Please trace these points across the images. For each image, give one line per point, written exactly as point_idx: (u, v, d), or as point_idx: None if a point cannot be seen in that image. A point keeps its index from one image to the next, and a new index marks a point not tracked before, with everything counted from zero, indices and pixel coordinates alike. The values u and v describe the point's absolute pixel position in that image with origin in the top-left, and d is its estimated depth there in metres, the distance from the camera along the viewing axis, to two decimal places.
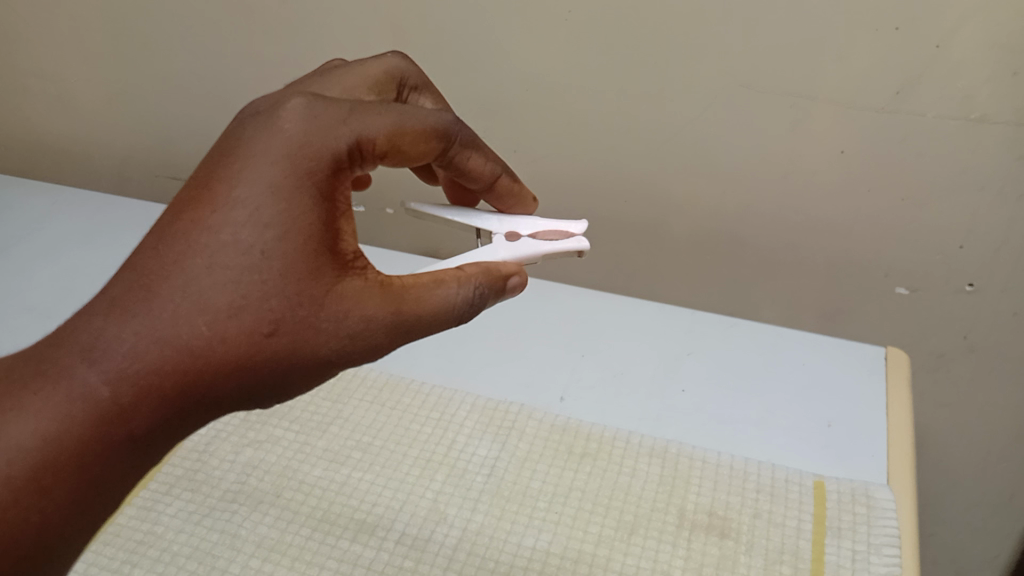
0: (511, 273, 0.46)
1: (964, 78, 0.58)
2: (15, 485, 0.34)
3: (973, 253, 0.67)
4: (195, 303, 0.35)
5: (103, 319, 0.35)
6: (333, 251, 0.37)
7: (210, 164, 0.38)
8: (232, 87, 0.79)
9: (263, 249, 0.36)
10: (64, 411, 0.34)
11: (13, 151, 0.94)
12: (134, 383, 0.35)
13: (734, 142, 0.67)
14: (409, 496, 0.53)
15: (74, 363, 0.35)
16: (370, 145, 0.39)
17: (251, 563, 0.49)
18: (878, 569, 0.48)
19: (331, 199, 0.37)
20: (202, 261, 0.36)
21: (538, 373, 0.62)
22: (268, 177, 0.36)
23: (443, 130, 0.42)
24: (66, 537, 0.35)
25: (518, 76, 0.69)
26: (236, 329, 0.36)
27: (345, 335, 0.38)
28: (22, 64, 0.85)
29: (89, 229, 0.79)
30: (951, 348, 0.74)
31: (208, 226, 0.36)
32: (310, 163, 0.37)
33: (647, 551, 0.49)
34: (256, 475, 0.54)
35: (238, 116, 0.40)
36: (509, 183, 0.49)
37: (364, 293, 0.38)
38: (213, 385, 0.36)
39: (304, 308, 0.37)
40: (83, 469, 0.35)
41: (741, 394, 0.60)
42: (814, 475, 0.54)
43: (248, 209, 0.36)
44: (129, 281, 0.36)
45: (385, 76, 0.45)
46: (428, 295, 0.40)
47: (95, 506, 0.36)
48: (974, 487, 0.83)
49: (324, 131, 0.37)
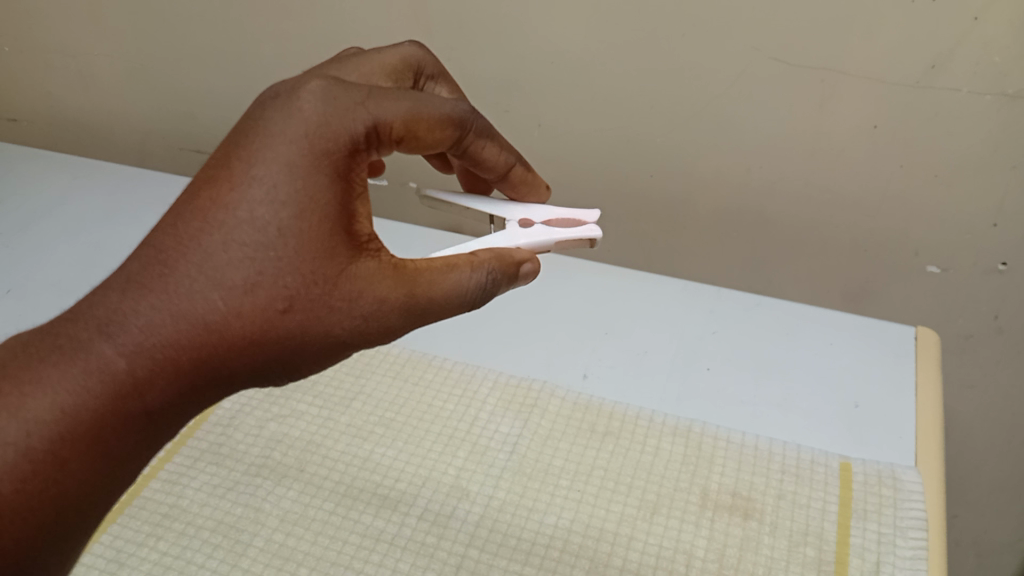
0: (524, 259, 0.45)
1: (1000, 52, 0.56)
2: (34, 456, 0.33)
3: (1004, 233, 0.66)
4: (210, 279, 0.35)
5: (120, 294, 0.35)
6: (348, 232, 0.37)
7: (228, 145, 0.37)
8: (252, 61, 0.79)
9: (278, 226, 0.36)
10: (81, 383, 0.34)
11: (35, 125, 0.94)
12: (150, 357, 0.35)
13: (762, 118, 0.66)
14: (432, 472, 0.53)
15: (93, 337, 0.34)
16: (386, 129, 0.38)
17: (276, 537, 0.49)
18: (903, 552, 0.47)
19: (347, 179, 0.37)
20: (219, 238, 0.36)
21: (557, 352, 0.62)
22: (286, 156, 0.36)
23: (459, 118, 0.42)
24: (84, 510, 0.35)
25: (540, 50, 0.68)
26: (250, 305, 0.35)
27: (357, 314, 0.38)
28: (43, 39, 0.85)
29: (111, 206, 0.80)
30: (979, 329, 0.73)
31: (225, 203, 0.36)
32: (327, 144, 0.37)
33: (668, 531, 0.49)
34: (279, 450, 0.54)
35: (255, 100, 0.39)
36: (523, 172, 0.48)
37: (375, 275, 0.38)
38: (227, 360, 0.36)
39: (317, 287, 0.36)
40: (100, 441, 0.34)
41: (763, 376, 0.60)
42: (839, 456, 0.53)
43: (264, 185, 0.36)
44: (146, 257, 0.36)
45: (402, 64, 0.44)
46: (439, 278, 0.40)
47: (113, 479, 0.35)
48: (999, 469, 0.82)
49: (342, 113, 0.37)
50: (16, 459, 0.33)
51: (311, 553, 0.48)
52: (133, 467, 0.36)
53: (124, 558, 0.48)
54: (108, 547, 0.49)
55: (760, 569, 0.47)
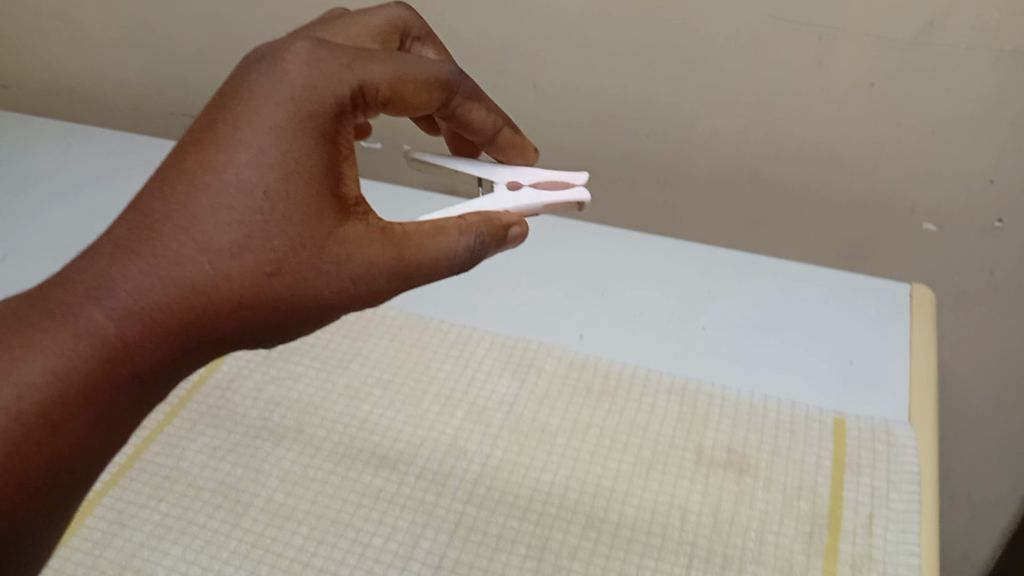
0: (512, 223, 0.46)
1: (999, 5, 0.56)
2: (26, 420, 0.33)
3: (1001, 190, 0.65)
4: (198, 243, 0.35)
5: (109, 259, 0.35)
6: (335, 195, 0.38)
7: (213, 108, 0.37)
8: (242, 22, 0.78)
9: (266, 190, 0.36)
10: (72, 347, 0.34)
11: (24, 88, 0.93)
12: (141, 320, 0.35)
13: (758, 74, 0.65)
14: (430, 432, 0.53)
15: (83, 302, 0.34)
16: (372, 91, 0.39)
17: (276, 497, 0.50)
18: (896, 505, 0.48)
19: (334, 142, 0.38)
20: (206, 201, 0.36)
21: (553, 313, 0.62)
22: (271, 120, 0.36)
23: (445, 81, 0.43)
24: (77, 474, 0.34)
25: (533, 7, 0.67)
26: (239, 269, 0.36)
27: (346, 277, 0.38)
28: (29, 0, 0.83)
29: (103, 170, 0.79)
30: (974, 286, 0.73)
31: (212, 167, 0.36)
32: (314, 107, 0.37)
33: (664, 487, 0.50)
34: (279, 411, 0.55)
35: (240, 62, 0.39)
36: (510, 135, 0.48)
37: (363, 238, 0.39)
38: (217, 323, 0.36)
39: (306, 250, 0.37)
40: (92, 404, 0.34)
41: (758, 333, 0.60)
42: (833, 412, 0.54)
43: (251, 149, 0.36)
44: (133, 222, 0.36)
45: (388, 26, 0.44)
46: (426, 242, 0.41)
47: (107, 441, 0.35)
48: (992, 424, 0.83)
49: (328, 74, 0.37)
50: (7, 423, 0.32)
51: (311, 512, 0.49)
52: (125, 431, 0.36)
53: (127, 519, 0.49)
54: (111, 509, 0.49)
55: (754, 522, 0.48)
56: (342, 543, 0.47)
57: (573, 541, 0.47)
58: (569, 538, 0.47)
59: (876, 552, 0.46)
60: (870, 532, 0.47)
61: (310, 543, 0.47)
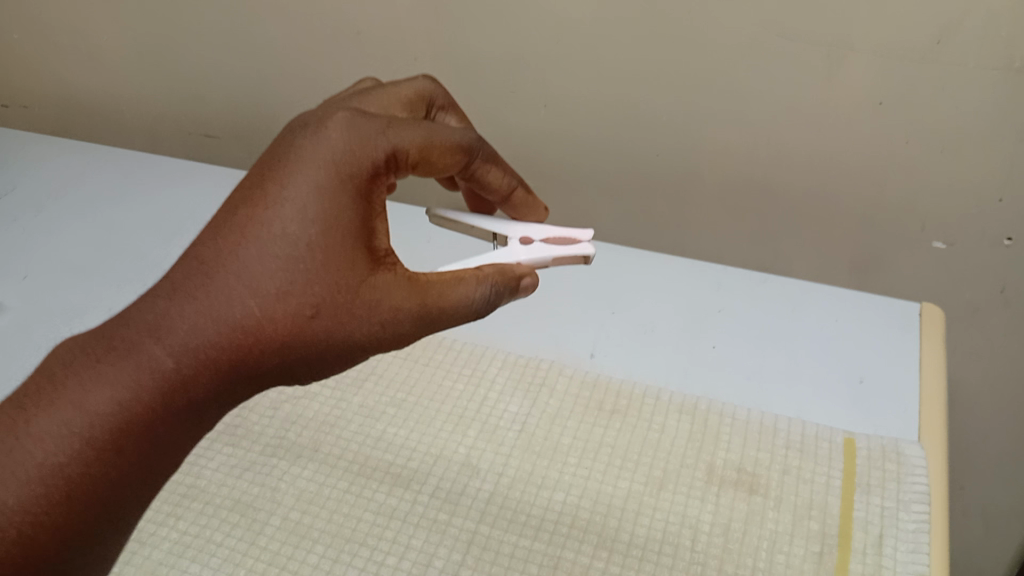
0: (523, 274, 0.47)
1: (1006, 25, 0.56)
2: (91, 444, 0.35)
3: (1010, 207, 0.66)
4: (246, 288, 0.38)
5: (165, 301, 0.37)
6: (369, 247, 0.40)
7: (263, 168, 0.40)
8: (259, 43, 0.79)
9: (307, 243, 0.38)
10: (133, 380, 0.36)
11: (43, 109, 0.95)
12: (193, 357, 0.37)
13: (768, 94, 0.66)
14: (443, 450, 0.54)
15: (143, 339, 0.37)
16: (403, 155, 0.41)
17: (292, 515, 0.50)
18: (906, 525, 0.49)
19: (368, 201, 0.40)
20: (254, 251, 0.38)
21: (564, 331, 0.63)
22: (314, 179, 0.39)
23: (468, 145, 0.44)
24: (131, 494, 0.37)
25: (545, 28, 0.69)
26: (281, 312, 0.38)
27: (376, 321, 0.40)
28: (51, 23, 0.85)
29: (122, 189, 0.80)
30: (985, 302, 0.73)
31: (260, 220, 0.38)
32: (351, 169, 0.39)
33: (675, 506, 0.50)
34: (294, 430, 0.55)
35: (286, 127, 0.42)
36: (524, 194, 0.50)
37: (392, 286, 0.40)
38: (259, 363, 0.38)
39: (341, 296, 0.39)
40: (148, 433, 0.36)
41: (769, 352, 0.60)
42: (843, 431, 0.54)
43: (295, 205, 0.39)
44: (189, 268, 0.38)
45: (417, 96, 0.46)
46: (449, 291, 0.42)
47: (157, 468, 0.37)
48: (1004, 441, 0.83)
49: (365, 141, 0.40)
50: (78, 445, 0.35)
51: (326, 531, 0.49)
52: (174, 456, 0.38)
53: (146, 537, 0.50)
54: None
55: (765, 542, 0.48)
56: (357, 562, 0.48)
57: (586, 559, 0.48)
58: (581, 557, 0.48)
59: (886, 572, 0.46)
60: (880, 552, 0.47)
61: (326, 561, 0.48)
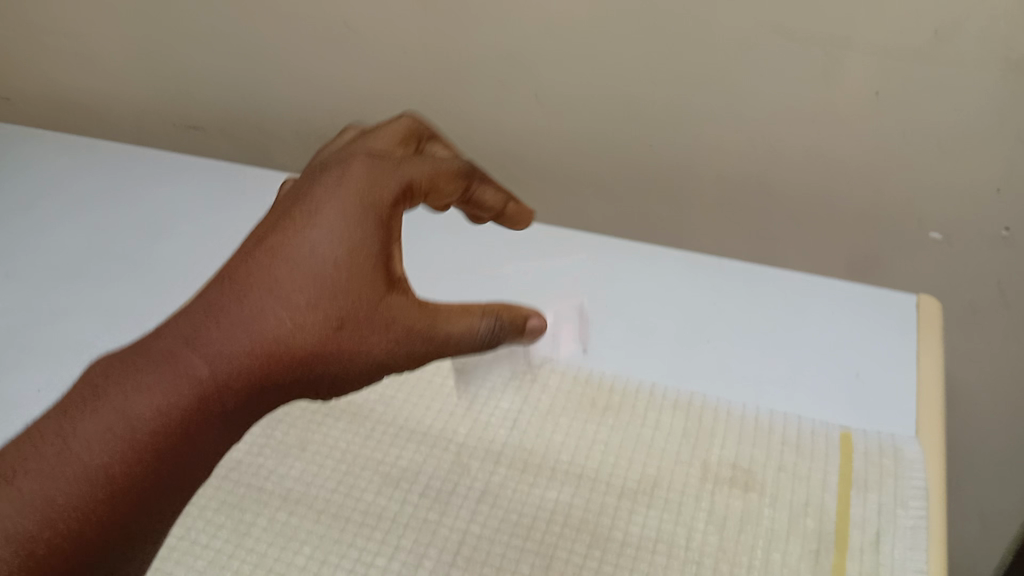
0: (530, 315, 0.49)
1: (1004, 16, 0.56)
2: (133, 446, 0.35)
3: (1007, 199, 0.65)
4: (279, 300, 0.40)
5: (202, 316, 0.39)
6: (387, 270, 0.43)
7: (290, 202, 0.43)
8: (245, 36, 0.78)
9: (334, 263, 0.41)
10: (173, 386, 0.37)
11: (24, 103, 0.93)
12: (229, 364, 0.38)
13: (763, 87, 0.65)
14: (433, 449, 0.53)
15: (182, 349, 0.38)
16: (416, 185, 0.45)
17: (279, 516, 0.49)
18: (904, 522, 0.48)
19: (386, 227, 0.43)
20: (287, 269, 0.40)
21: (557, 327, 0.62)
22: (341, 208, 0.42)
23: (465, 171, 0.48)
24: (160, 503, 0.36)
25: (537, 20, 0.67)
26: (313, 324, 0.40)
27: (391, 339, 0.43)
28: (32, 15, 0.83)
29: (106, 185, 0.79)
30: (982, 295, 0.72)
31: (292, 243, 0.41)
32: (373, 199, 0.43)
33: (669, 505, 0.49)
34: (281, 428, 0.54)
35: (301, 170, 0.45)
36: (518, 208, 0.53)
37: (407, 309, 0.43)
38: (287, 374, 0.40)
39: (366, 311, 0.42)
40: (184, 440, 0.37)
41: (765, 347, 0.60)
42: (839, 427, 0.53)
43: (325, 230, 0.41)
44: (220, 288, 0.40)
45: (411, 132, 0.48)
46: (455, 318, 0.45)
47: (187, 478, 0.38)
48: (1001, 432, 0.82)
49: (381, 174, 0.44)
50: (120, 446, 0.35)
51: (314, 532, 0.48)
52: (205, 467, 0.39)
53: None
54: None
55: (760, 541, 0.47)
56: (345, 564, 0.47)
57: (578, 560, 0.47)
58: (574, 557, 0.47)
59: (884, 570, 0.46)
60: (878, 549, 0.47)
61: (313, 563, 0.47)
